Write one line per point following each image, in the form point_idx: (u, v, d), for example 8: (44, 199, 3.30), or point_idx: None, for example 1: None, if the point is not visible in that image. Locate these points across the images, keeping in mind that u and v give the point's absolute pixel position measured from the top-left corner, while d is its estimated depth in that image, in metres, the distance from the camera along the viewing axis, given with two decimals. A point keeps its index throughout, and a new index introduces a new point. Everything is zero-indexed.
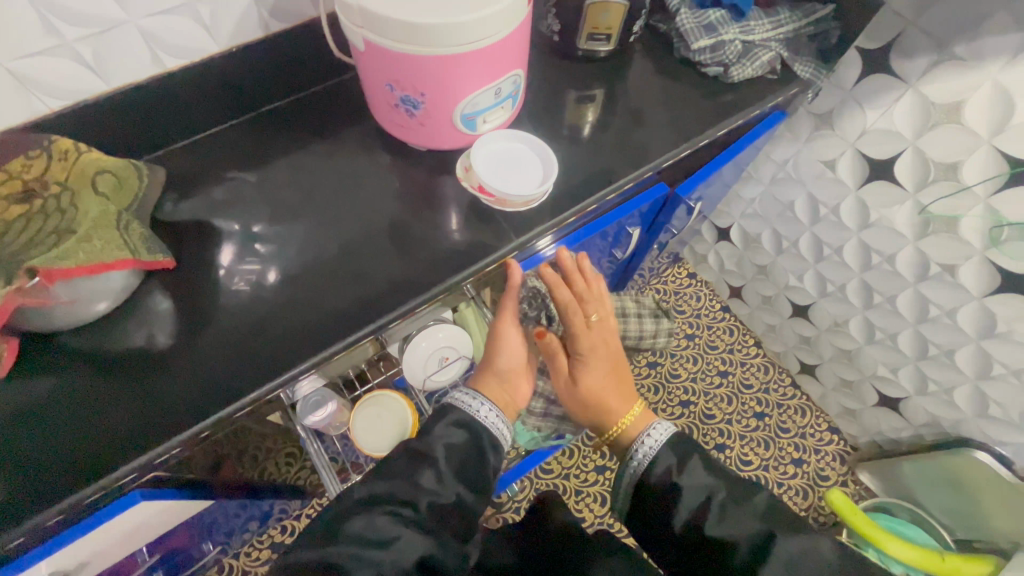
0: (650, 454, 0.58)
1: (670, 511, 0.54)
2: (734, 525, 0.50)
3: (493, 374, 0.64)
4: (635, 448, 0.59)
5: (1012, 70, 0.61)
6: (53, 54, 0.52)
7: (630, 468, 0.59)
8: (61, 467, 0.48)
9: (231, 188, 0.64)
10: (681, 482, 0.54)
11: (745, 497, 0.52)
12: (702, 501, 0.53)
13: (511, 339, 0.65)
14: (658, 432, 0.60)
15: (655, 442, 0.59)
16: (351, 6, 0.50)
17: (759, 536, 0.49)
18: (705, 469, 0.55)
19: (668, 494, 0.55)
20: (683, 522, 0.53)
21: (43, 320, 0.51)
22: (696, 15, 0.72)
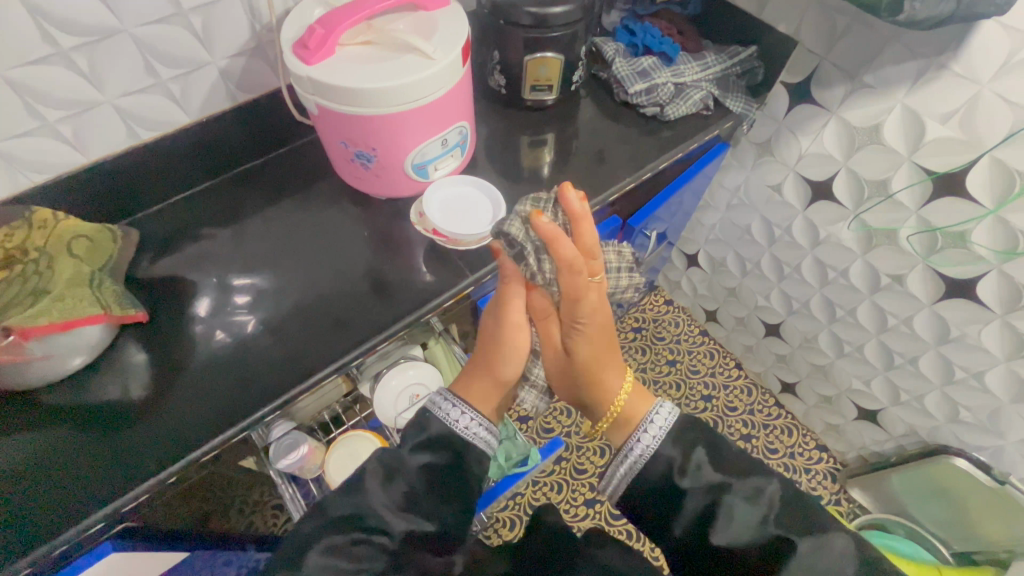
0: (652, 448, 0.51)
1: (672, 518, 0.48)
2: (738, 532, 0.44)
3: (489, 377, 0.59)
4: (638, 437, 0.52)
5: (915, 94, 0.67)
6: (37, 134, 0.58)
7: (630, 462, 0.51)
8: (34, 518, 0.50)
9: (205, 244, 0.68)
10: (684, 487, 0.48)
11: (758, 494, 0.46)
12: (707, 508, 0.46)
13: (520, 342, 0.60)
14: (663, 416, 0.53)
15: (658, 433, 0.52)
16: (302, 77, 0.56)
17: (767, 544, 0.44)
18: (713, 466, 0.48)
19: (671, 500, 0.49)
20: (687, 531, 0.47)
21: (19, 377, 0.53)
22: (630, 62, 0.79)
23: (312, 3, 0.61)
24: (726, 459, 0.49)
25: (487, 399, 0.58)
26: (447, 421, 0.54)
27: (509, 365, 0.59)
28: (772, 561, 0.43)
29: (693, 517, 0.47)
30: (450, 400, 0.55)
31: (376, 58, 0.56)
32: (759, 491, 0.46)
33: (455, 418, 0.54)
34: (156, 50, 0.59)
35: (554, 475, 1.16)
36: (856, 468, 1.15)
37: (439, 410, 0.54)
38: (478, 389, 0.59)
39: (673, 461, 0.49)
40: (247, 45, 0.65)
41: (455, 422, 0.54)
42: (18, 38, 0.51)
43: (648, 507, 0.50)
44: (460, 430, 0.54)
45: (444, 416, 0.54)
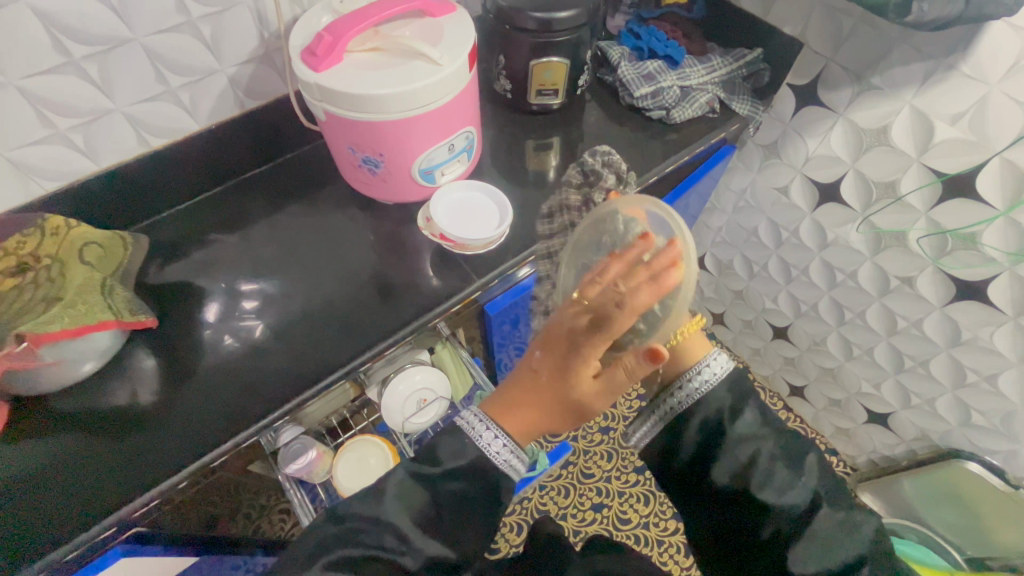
0: (708, 386, 0.48)
1: (713, 466, 0.47)
2: (778, 490, 0.44)
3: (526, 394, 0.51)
4: (690, 376, 0.49)
5: (924, 95, 0.66)
6: (48, 142, 0.58)
7: (673, 402, 0.49)
8: (47, 524, 0.50)
9: (213, 249, 0.69)
10: (732, 434, 0.47)
11: (797, 458, 0.46)
12: (752, 458, 0.45)
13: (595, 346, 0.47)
14: (717, 365, 0.49)
15: (714, 377, 0.49)
16: (310, 84, 0.56)
17: (806, 503, 0.44)
18: (760, 418, 0.48)
19: (712, 448, 0.47)
20: (728, 480, 0.46)
21: (30, 383, 0.54)
22: (635, 66, 0.79)
23: (319, 10, 0.62)
24: (772, 415, 0.48)
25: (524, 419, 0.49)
26: (478, 443, 0.49)
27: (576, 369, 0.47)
28: (805, 521, 0.44)
29: (735, 468, 0.46)
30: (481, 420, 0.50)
31: (383, 64, 0.57)
32: (800, 455, 0.46)
33: (487, 441, 0.49)
34: (166, 58, 0.60)
35: (561, 479, 1.16)
36: (866, 472, 1.14)
37: (470, 429, 0.49)
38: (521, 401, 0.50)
39: (724, 406, 0.47)
40: (255, 53, 0.65)
41: (487, 445, 0.49)
42: (30, 48, 0.52)
43: (688, 453, 0.48)
44: (494, 457, 0.49)
45: (474, 438, 0.49)
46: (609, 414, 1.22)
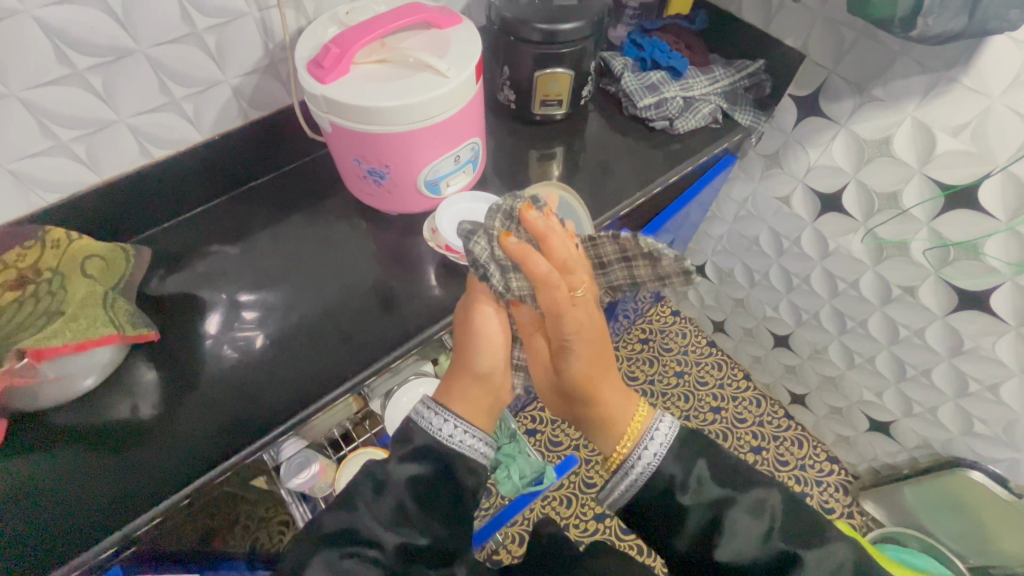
0: (656, 461, 0.47)
1: (675, 532, 0.46)
2: (740, 546, 0.43)
3: (470, 374, 0.54)
4: (639, 450, 0.48)
5: (926, 108, 0.67)
6: (50, 154, 0.58)
7: (634, 474, 0.47)
8: (44, 542, 0.49)
9: (215, 260, 0.68)
10: (687, 503, 0.45)
11: (761, 507, 0.44)
12: (712, 521, 0.44)
13: (495, 335, 0.55)
14: (664, 431, 0.48)
15: (664, 442, 0.48)
16: (316, 96, 0.56)
17: (770, 560, 0.42)
18: (717, 481, 0.46)
19: (669, 516, 0.46)
20: (691, 542, 0.45)
21: (29, 399, 0.53)
22: (639, 77, 0.79)
23: (325, 22, 0.62)
24: (730, 472, 0.46)
25: (476, 403, 0.52)
26: (431, 430, 0.49)
27: (484, 355, 0.54)
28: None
29: (696, 532, 0.45)
30: (431, 408, 0.50)
31: (391, 76, 0.57)
32: (761, 503, 0.44)
33: (438, 426, 0.49)
34: (169, 69, 0.59)
35: (564, 489, 1.15)
36: (868, 480, 1.14)
37: (421, 419, 0.49)
38: (458, 389, 0.53)
39: (674, 478, 0.46)
40: (259, 64, 0.65)
41: (438, 430, 0.49)
42: (35, 60, 0.52)
43: (647, 516, 0.48)
44: (446, 440, 0.49)
45: (426, 425, 0.49)
46: None
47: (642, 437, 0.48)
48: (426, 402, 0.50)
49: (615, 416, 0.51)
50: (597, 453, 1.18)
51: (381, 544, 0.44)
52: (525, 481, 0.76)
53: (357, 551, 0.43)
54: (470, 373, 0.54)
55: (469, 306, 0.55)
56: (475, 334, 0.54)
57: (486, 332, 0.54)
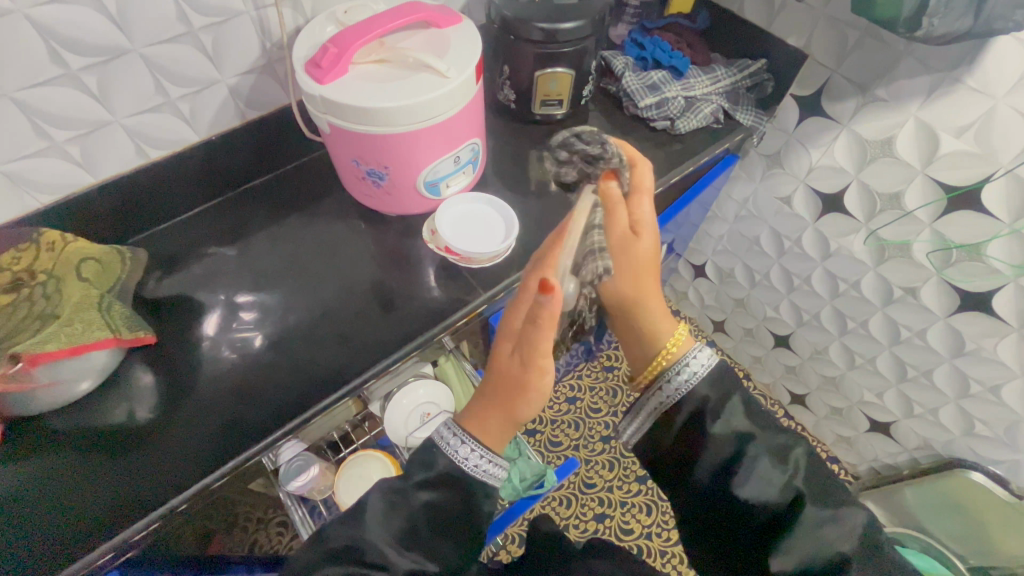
0: (692, 386, 0.49)
1: (694, 464, 0.47)
2: (758, 487, 0.44)
3: (508, 418, 0.51)
4: (672, 373, 0.50)
5: (929, 108, 0.66)
6: (44, 155, 0.57)
7: (659, 399, 0.51)
8: (41, 549, 0.48)
9: (213, 262, 0.67)
10: (714, 432, 0.47)
11: (786, 455, 0.45)
12: (733, 457, 0.45)
13: (544, 388, 0.50)
14: (700, 361, 0.49)
15: (700, 371, 0.49)
16: (314, 96, 0.55)
17: (784, 502, 0.43)
18: (744, 413, 0.47)
19: (694, 443, 0.48)
20: (710, 476, 0.46)
21: (24, 404, 0.52)
22: (640, 76, 0.79)
23: (323, 20, 0.61)
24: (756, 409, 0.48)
25: (505, 436, 0.51)
26: (449, 454, 0.49)
27: (535, 394, 0.50)
28: (789, 517, 0.43)
29: (714, 465, 0.46)
30: (452, 431, 0.50)
31: (389, 77, 0.56)
32: (786, 448, 0.45)
33: (462, 454, 0.48)
34: (166, 69, 0.59)
35: (564, 489, 1.15)
36: (868, 480, 1.14)
37: (442, 441, 0.50)
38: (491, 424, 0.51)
39: (707, 403, 0.48)
40: (257, 63, 0.64)
41: (457, 454, 0.49)
42: (28, 60, 0.51)
43: (671, 443, 0.50)
44: (472, 471, 0.49)
45: (450, 452, 0.49)
46: (611, 422, 1.22)
47: (679, 360, 0.50)
48: (451, 427, 0.50)
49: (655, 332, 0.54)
50: (596, 453, 1.18)
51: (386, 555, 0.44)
52: (526, 484, 0.77)
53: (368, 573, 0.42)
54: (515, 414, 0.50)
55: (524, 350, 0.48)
56: (522, 387, 0.49)
57: (543, 382, 0.49)
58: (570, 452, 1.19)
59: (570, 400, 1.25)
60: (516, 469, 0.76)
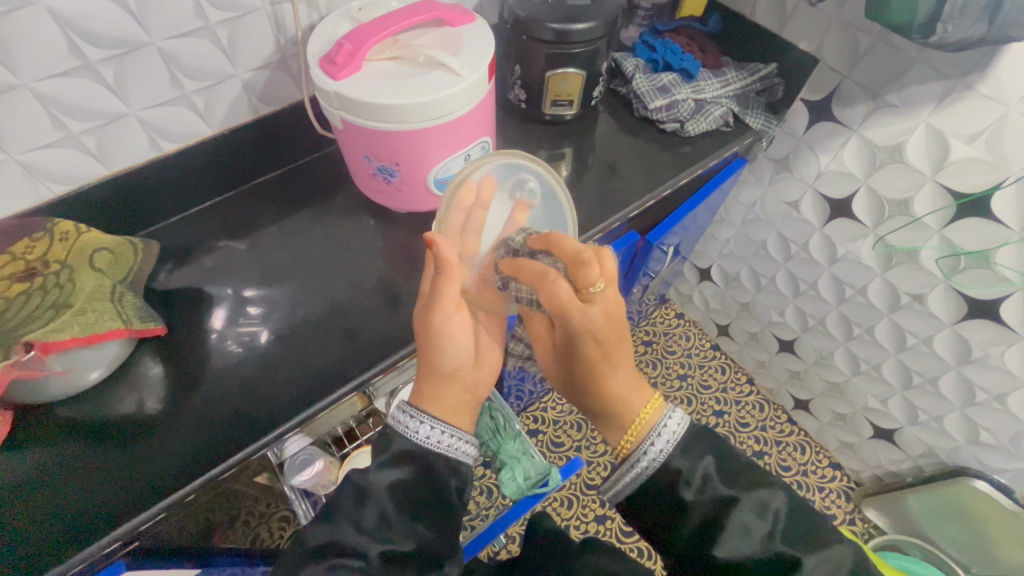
0: (657, 464, 0.46)
1: (676, 524, 0.45)
2: (739, 542, 0.42)
3: (442, 378, 0.50)
4: (644, 448, 0.47)
5: (940, 114, 0.66)
6: (58, 145, 0.58)
7: (637, 466, 0.47)
8: (50, 536, 0.49)
9: (223, 256, 0.68)
10: (689, 500, 0.44)
11: (765, 508, 0.43)
12: (711, 519, 0.43)
13: (448, 338, 0.50)
14: (671, 431, 0.47)
15: (671, 442, 0.46)
16: (328, 92, 0.55)
17: (772, 560, 0.41)
18: (722, 478, 0.45)
19: (672, 508, 0.45)
20: (689, 538, 0.44)
21: (36, 392, 0.53)
22: (650, 78, 0.79)
23: (338, 18, 0.62)
24: (733, 469, 0.45)
25: (448, 402, 0.50)
26: (409, 434, 0.48)
27: (442, 355, 0.50)
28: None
29: (696, 525, 0.44)
30: (408, 412, 0.49)
31: (403, 74, 0.56)
32: (764, 503, 0.43)
33: (417, 431, 0.48)
34: (181, 62, 0.59)
35: (566, 490, 1.15)
36: (870, 487, 1.14)
37: (399, 423, 0.49)
38: (428, 386, 0.50)
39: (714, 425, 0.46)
40: (271, 59, 0.65)
41: (416, 434, 0.48)
42: (46, 52, 0.52)
43: (654, 504, 0.46)
44: (424, 443, 0.48)
45: (407, 434, 0.48)
46: None
47: (649, 432, 0.47)
48: (403, 405, 0.50)
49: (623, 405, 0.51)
50: (598, 454, 1.18)
51: (366, 547, 0.43)
52: (531, 482, 0.78)
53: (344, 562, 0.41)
54: (437, 373, 0.50)
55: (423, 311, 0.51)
56: (433, 337, 0.49)
57: (442, 336, 0.49)
58: (572, 452, 1.19)
59: None
60: (519, 468, 0.78)
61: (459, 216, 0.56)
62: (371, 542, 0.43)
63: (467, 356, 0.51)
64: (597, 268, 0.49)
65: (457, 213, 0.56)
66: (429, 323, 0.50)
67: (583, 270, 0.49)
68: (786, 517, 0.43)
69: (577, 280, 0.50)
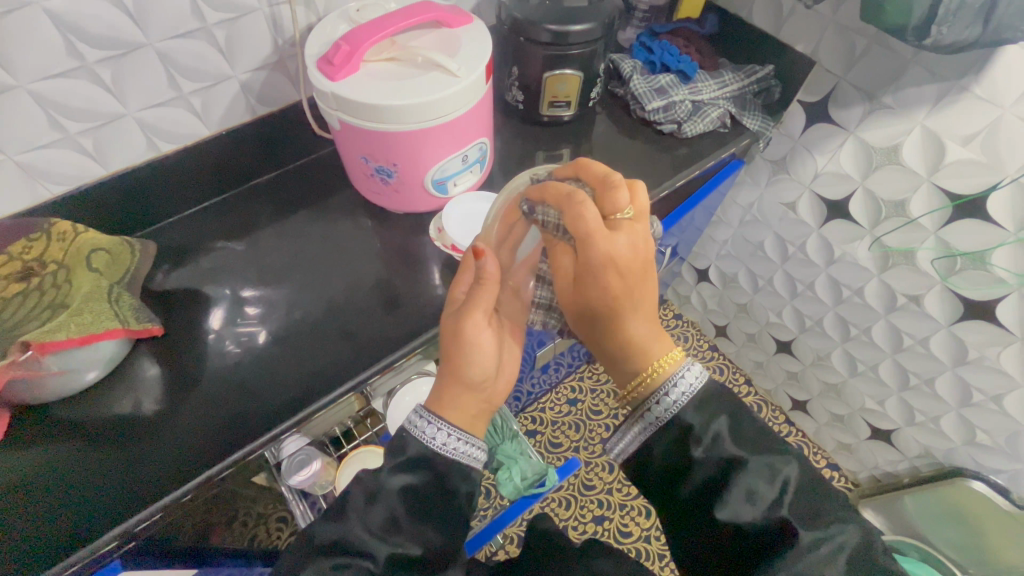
0: (675, 409, 0.46)
1: (681, 479, 0.45)
2: (743, 504, 0.42)
3: (466, 390, 0.51)
4: (659, 397, 0.47)
5: (936, 116, 0.67)
6: (56, 146, 0.58)
7: (646, 421, 0.48)
8: (46, 537, 0.49)
9: (220, 256, 0.68)
10: (697, 456, 0.44)
11: (774, 476, 0.42)
12: (718, 477, 0.43)
13: (482, 344, 0.51)
14: (690, 379, 0.47)
15: (688, 391, 0.46)
16: (325, 92, 0.56)
17: (773, 524, 0.41)
18: (733, 438, 0.44)
19: (677, 462, 0.46)
20: (692, 495, 0.44)
21: (32, 392, 0.53)
22: (648, 80, 0.79)
23: (336, 19, 0.62)
24: (746, 431, 0.45)
25: (469, 411, 0.51)
26: (425, 441, 0.48)
27: (472, 366, 0.50)
28: (776, 542, 0.40)
29: (701, 482, 0.44)
30: (425, 418, 0.49)
31: (400, 75, 0.56)
32: (775, 470, 0.42)
33: (432, 437, 0.48)
34: (179, 63, 0.59)
35: (564, 491, 1.15)
36: (868, 487, 1.14)
37: (415, 428, 0.49)
38: (449, 397, 0.50)
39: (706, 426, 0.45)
40: (269, 60, 0.65)
41: (432, 441, 0.48)
42: (44, 52, 0.52)
43: (660, 459, 0.47)
44: (438, 449, 0.48)
45: (418, 435, 0.48)
46: (611, 424, 1.22)
47: (668, 378, 0.47)
48: (418, 410, 0.50)
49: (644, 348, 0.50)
50: (596, 455, 1.18)
51: (376, 549, 0.43)
52: (528, 482, 0.78)
53: (349, 563, 0.42)
54: (461, 381, 0.50)
55: (456, 322, 0.51)
56: (465, 347, 0.50)
57: (473, 346, 0.50)
58: (570, 453, 1.19)
59: (571, 402, 1.25)
60: (517, 468, 0.78)
61: (495, 229, 0.58)
62: (376, 546, 0.43)
63: (491, 366, 0.52)
64: (625, 196, 0.49)
65: (497, 226, 0.58)
66: (464, 332, 0.50)
67: (611, 194, 0.50)
68: (796, 487, 0.42)
69: (605, 207, 0.50)
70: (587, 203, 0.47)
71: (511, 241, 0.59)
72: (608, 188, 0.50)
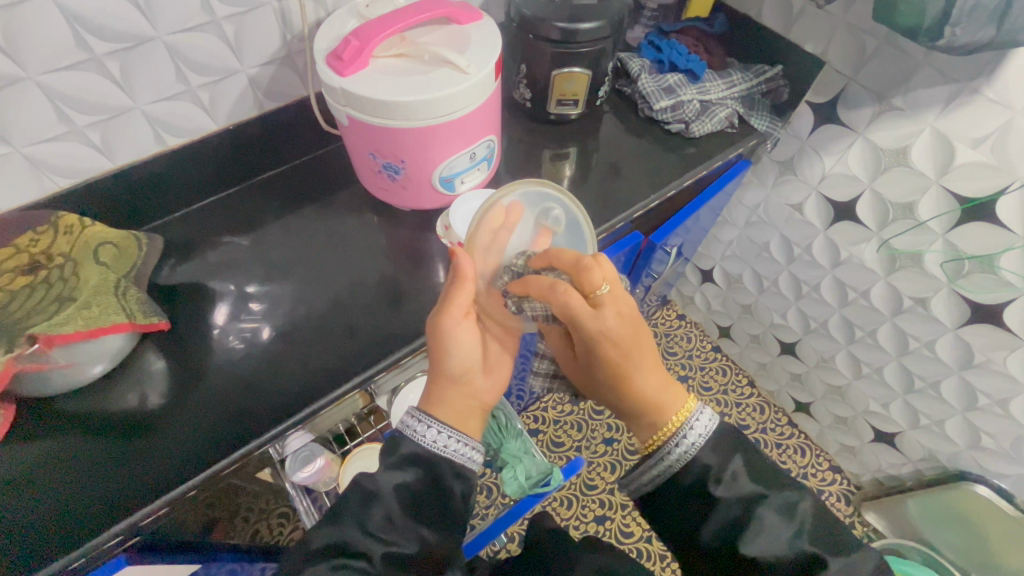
0: (689, 456, 0.46)
1: (702, 519, 0.45)
2: (768, 539, 0.42)
3: (448, 382, 0.51)
4: (672, 446, 0.47)
5: (946, 118, 0.66)
6: (65, 139, 0.58)
7: (661, 470, 0.47)
8: (49, 530, 0.49)
9: (226, 251, 0.68)
10: (719, 495, 0.44)
11: (793, 509, 0.43)
12: (740, 516, 0.43)
13: (460, 340, 0.51)
14: (700, 429, 0.47)
15: (700, 439, 0.47)
16: (335, 88, 0.55)
17: (801, 559, 0.41)
18: (751, 475, 0.45)
19: (699, 503, 0.45)
20: (715, 535, 0.44)
21: (40, 385, 0.53)
22: (656, 79, 0.79)
23: (345, 14, 0.62)
24: (762, 468, 0.46)
25: (452, 407, 0.50)
26: (420, 441, 0.48)
27: (452, 360, 0.51)
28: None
29: (724, 522, 0.44)
30: (417, 418, 0.49)
31: (410, 71, 0.56)
32: (792, 505, 0.43)
33: (424, 434, 0.48)
34: (187, 57, 0.59)
35: (565, 490, 1.15)
36: (871, 491, 1.13)
37: (408, 429, 0.49)
38: (435, 393, 0.51)
39: (713, 466, 0.46)
40: (276, 55, 0.65)
41: (425, 439, 0.48)
42: (54, 45, 0.52)
43: (679, 494, 0.46)
44: (432, 447, 0.48)
45: (416, 438, 0.48)
46: (613, 424, 1.22)
47: (677, 432, 0.47)
48: (411, 410, 0.50)
49: (655, 404, 0.50)
50: (597, 454, 1.18)
51: (380, 550, 0.42)
52: (532, 481, 0.78)
53: (349, 562, 0.41)
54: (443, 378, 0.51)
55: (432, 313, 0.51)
56: (442, 339, 0.50)
57: (450, 342, 0.51)
58: (572, 453, 1.19)
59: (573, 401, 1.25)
60: (521, 467, 0.79)
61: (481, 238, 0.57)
62: (382, 545, 0.43)
63: (472, 359, 0.52)
64: (599, 272, 0.49)
65: (484, 235, 0.57)
66: (440, 326, 0.51)
67: (585, 276, 0.49)
68: (810, 517, 0.43)
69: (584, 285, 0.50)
70: (568, 294, 0.48)
71: (494, 245, 0.58)
72: (580, 270, 0.50)
